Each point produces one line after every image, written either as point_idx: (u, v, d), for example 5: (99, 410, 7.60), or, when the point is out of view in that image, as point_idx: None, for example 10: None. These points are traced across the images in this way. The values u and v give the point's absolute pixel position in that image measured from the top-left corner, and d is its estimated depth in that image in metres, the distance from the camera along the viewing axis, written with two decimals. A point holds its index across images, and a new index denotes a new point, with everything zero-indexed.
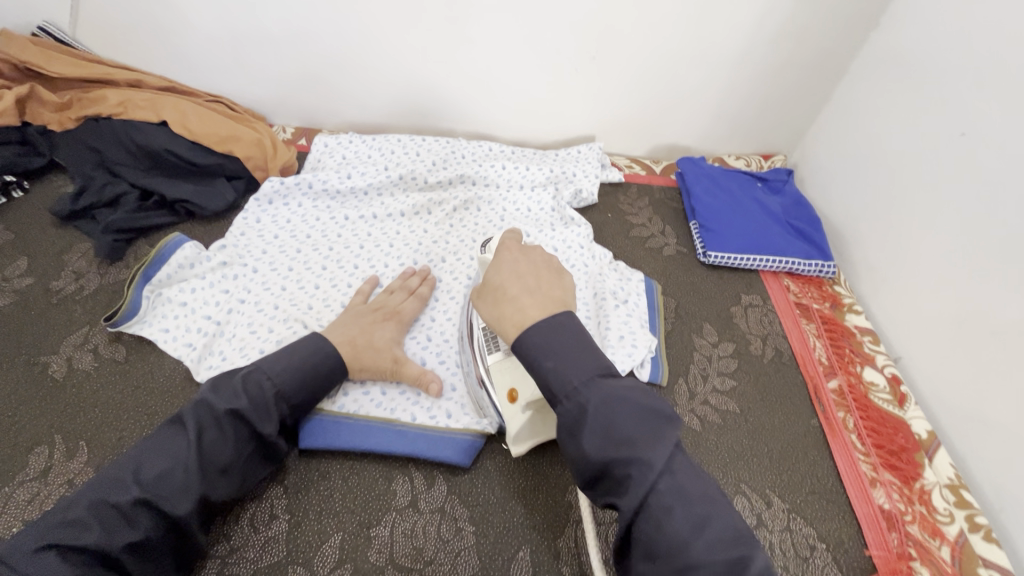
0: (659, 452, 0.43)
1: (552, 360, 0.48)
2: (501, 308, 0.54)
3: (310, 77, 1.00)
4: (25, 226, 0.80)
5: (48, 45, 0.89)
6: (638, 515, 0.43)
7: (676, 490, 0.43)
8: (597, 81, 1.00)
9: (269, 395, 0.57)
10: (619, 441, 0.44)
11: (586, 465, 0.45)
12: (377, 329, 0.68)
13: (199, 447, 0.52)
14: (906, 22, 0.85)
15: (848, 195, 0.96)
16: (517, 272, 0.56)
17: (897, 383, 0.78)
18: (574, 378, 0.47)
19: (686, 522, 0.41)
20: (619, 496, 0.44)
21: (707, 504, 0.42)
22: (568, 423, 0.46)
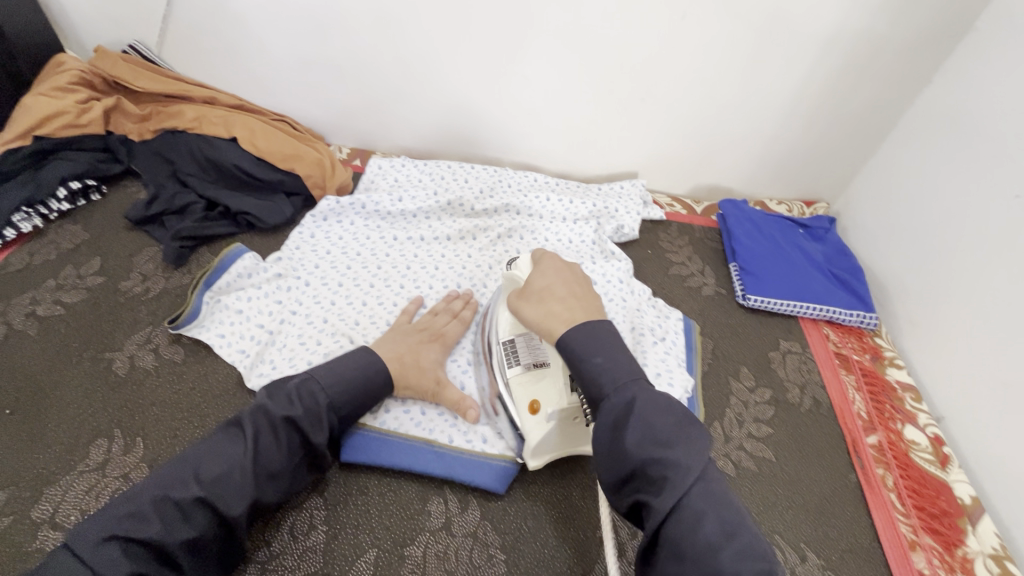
0: (694, 460, 0.45)
1: (601, 355, 0.52)
2: (547, 308, 0.59)
3: (370, 102, 1.05)
4: (100, 227, 0.86)
5: (135, 61, 0.97)
6: (669, 518, 0.43)
7: (709, 498, 0.44)
8: (645, 120, 1.03)
9: (322, 404, 0.59)
10: (658, 444, 0.45)
11: (621, 464, 0.46)
12: (424, 348, 0.71)
13: (256, 451, 0.54)
14: (959, 80, 0.86)
15: (894, 248, 0.95)
16: (560, 271, 0.63)
17: (938, 444, 0.76)
18: (619, 377, 0.50)
19: (718, 528, 0.42)
20: (652, 495, 0.44)
21: (735, 515, 0.43)
22: (612, 420, 0.48)
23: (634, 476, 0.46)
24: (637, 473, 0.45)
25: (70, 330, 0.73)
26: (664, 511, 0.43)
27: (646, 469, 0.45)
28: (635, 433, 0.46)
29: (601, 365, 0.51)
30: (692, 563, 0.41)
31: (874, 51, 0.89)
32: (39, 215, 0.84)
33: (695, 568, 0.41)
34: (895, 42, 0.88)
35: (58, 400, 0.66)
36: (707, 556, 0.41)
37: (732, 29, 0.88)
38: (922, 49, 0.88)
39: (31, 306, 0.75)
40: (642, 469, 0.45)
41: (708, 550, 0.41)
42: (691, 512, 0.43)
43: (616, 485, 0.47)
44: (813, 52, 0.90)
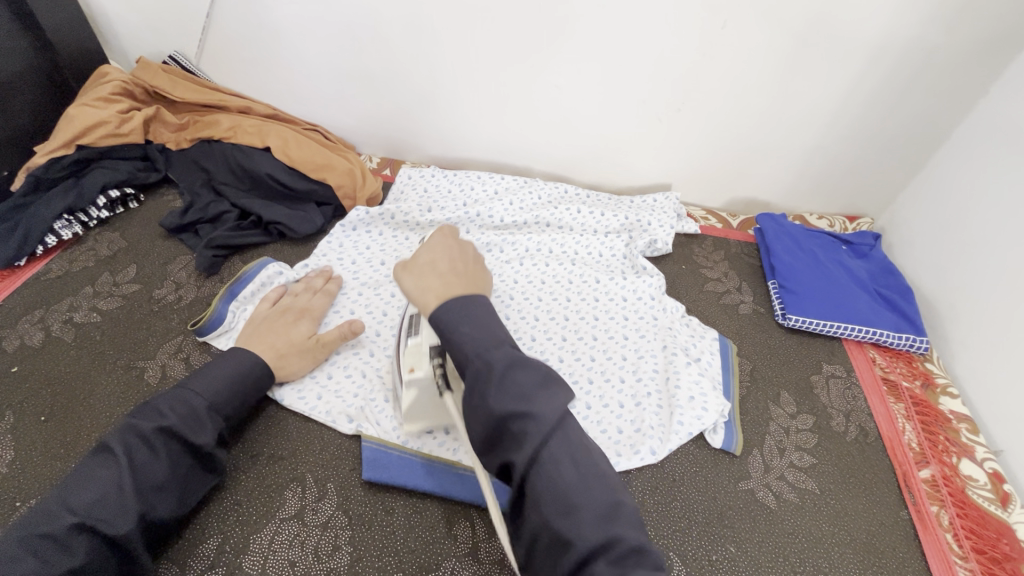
0: (553, 410, 0.44)
1: (468, 325, 0.50)
2: (425, 278, 0.57)
3: (399, 111, 1.05)
4: (137, 235, 0.87)
5: (175, 72, 0.99)
6: (531, 470, 0.42)
7: (567, 445, 0.44)
8: (678, 131, 1.00)
9: (199, 407, 0.58)
10: (519, 399, 0.44)
11: (485, 423, 0.44)
12: (293, 329, 0.71)
13: (133, 469, 0.52)
14: (1018, 89, 0.81)
15: (945, 269, 0.90)
16: (448, 244, 0.62)
17: (999, 481, 0.70)
18: (484, 342, 0.48)
19: (572, 468, 0.42)
20: (513, 452, 0.43)
21: (593, 461, 0.44)
22: (475, 384, 0.46)
23: (497, 435, 0.44)
24: (497, 429, 0.44)
25: (105, 337, 0.74)
26: (525, 467, 0.42)
27: (508, 424, 0.44)
28: (496, 389, 0.45)
29: (466, 334, 0.49)
30: (552, 506, 0.41)
31: (922, 60, 0.85)
32: (79, 222, 0.85)
33: (555, 511, 0.41)
34: (946, 51, 0.83)
35: (91, 407, 0.67)
36: (565, 502, 0.41)
37: (767, 37, 0.85)
38: (977, 59, 0.83)
39: (68, 313, 0.76)
40: (502, 427, 0.44)
41: (564, 493, 0.41)
42: (551, 461, 0.42)
43: (481, 443, 0.46)
44: (859, 63, 0.86)
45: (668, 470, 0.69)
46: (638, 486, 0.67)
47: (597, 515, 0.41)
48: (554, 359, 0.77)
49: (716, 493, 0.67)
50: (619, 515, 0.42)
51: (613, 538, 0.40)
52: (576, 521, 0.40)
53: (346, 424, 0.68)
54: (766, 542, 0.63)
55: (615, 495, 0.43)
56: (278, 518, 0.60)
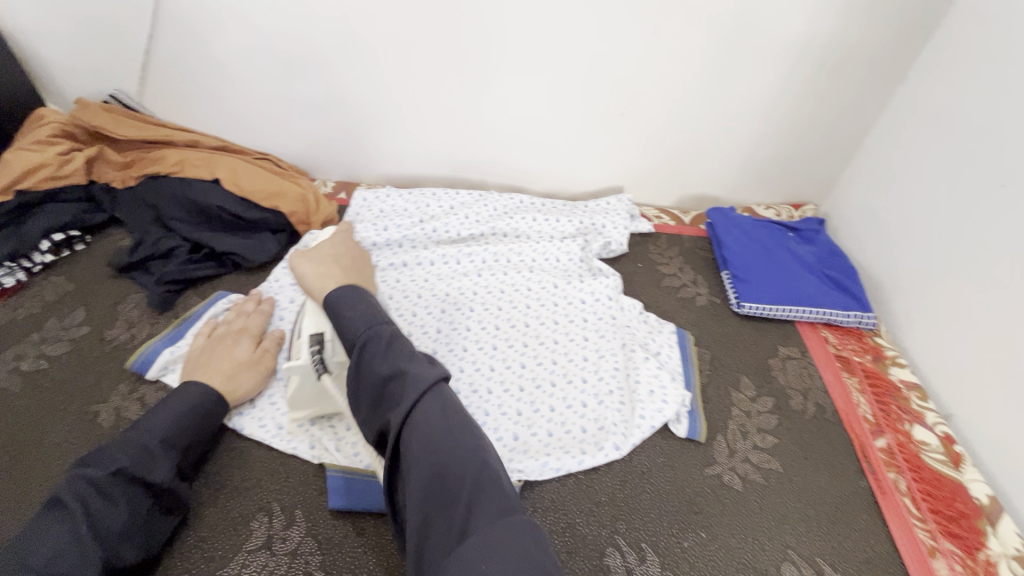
0: (429, 373, 0.47)
1: (350, 311, 0.55)
2: (325, 267, 0.65)
3: (350, 134, 1.06)
4: (85, 277, 0.85)
5: (118, 111, 0.96)
6: (405, 428, 0.44)
7: (442, 404, 0.46)
8: (625, 134, 1.03)
9: (151, 445, 0.57)
10: (399, 363, 0.48)
11: (370, 384, 0.49)
12: (234, 349, 0.71)
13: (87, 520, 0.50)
14: (933, 74, 0.87)
15: (886, 246, 0.95)
16: (345, 246, 0.71)
17: (950, 443, 0.74)
18: (361, 323, 0.53)
19: (443, 422, 0.44)
20: (391, 411, 0.46)
21: (466, 420, 0.45)
22: (363, 354, 0.50)
23: (379, 398, 0.48)
24: (379, 391, 0.48)
25: (55, 384, 0.72)
26: (397, 426, 0.44)
27: (386, 386, 0.47)
28: (378, 356, 0.49)
29: (358, 311, 0.55)
30: (419, 452, 0.42)
31: (842, 52, 0.90)
32: (23, 268, 0.83)
33: (422, 455, 0.42)
34: (862, 42, 0.89)
35: (41, 458, 0.64)
36: (431, 455, 0.42)
37: (699, 41, 0.89)
38: (892, 47, 0.89)
39: (14, 362, 0.74)
40: (382, 390, 0.47)
41: (430, 443, 0.43)
42: (422, 415, 0.44)
43: (367, 410, 0.49)
44: (787, 58, 0.91)
45: (637, 463, 0.70)
46: (608, 481, 0.67)
47: (462, 461, 0.42)
48: (516, 365, 0.78)
49: (685, 480, 0.68)
50: (482, 462, 0.43)
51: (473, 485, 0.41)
52: (441, 465, 0.42)
53: (308, 450, 0.67)
54: (736, 524, 0.65)
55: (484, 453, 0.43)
56: (245, 550, 0.58)
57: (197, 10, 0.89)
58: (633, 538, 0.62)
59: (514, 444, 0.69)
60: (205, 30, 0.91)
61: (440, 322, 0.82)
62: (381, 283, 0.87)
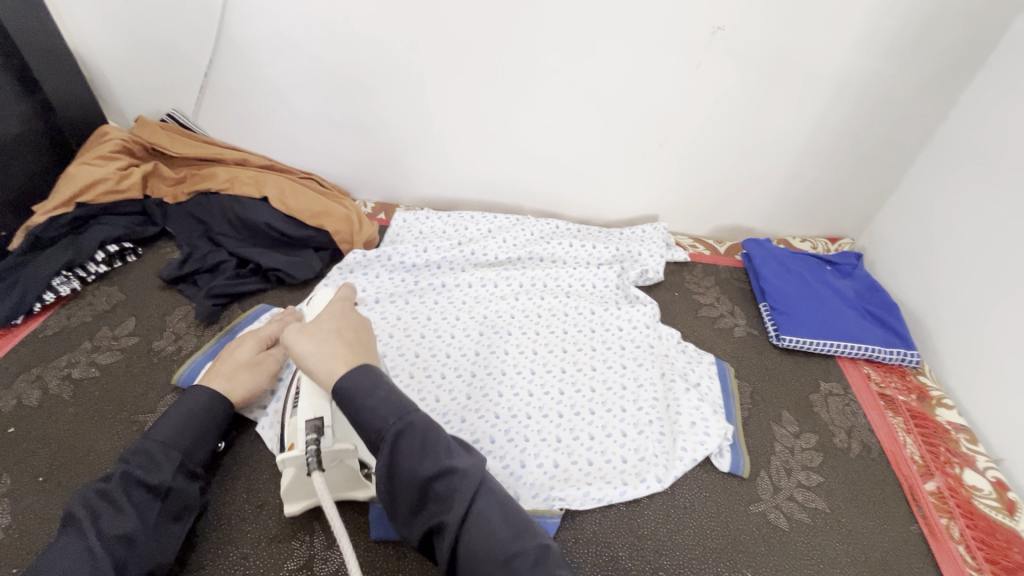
0: (473, 468, 0.48)
1: (372, 399, 0.50)
2: (329, 347, 0.55)
3: (392, 157, 1.09)
4: (135, 288, 0.88)
5: (174, 129, 1.01)
6: (461, 530, 0.45)
7: (491, 499, 0.48)
8: (662, 164, 1.05)
9: (155, 449, 0.57)
10: (445, 460, 0.47)
11: (411, 487, 0.47)
12: (238, 352, 0.70)
13: (98, 530, 0.50)
14: (977, 113, 0.87)
15: (928, 284, 0.93)
16: (346, 313, 0.62)
17: (1003, 489, 0.71)
18: (389, 413, 0.49)
19: (501, 520, 0.46)
20: (442, 512, 0.46)
21: (513, 511, 0.48)
22: (398, 455, 0.48)
23: (425, 501, 0.47)
24: (423, 493, 0.47)
25: (104, 393, 0.73)
26: (454, 526, 0.45)
27: (433, 487, 0.47)
28: (418, 454, 0.47)
29: (380, 399, 0.50)
30: (482, 553, 0.44)
31: (884, 89, 0.91)
32: (77, 277, 0.86)
33: (486, 556, 0.44)
34: (905, 81, 0.89)
35: (90, 465, 0.65)
36: (496, 557, 0.44)
37: (742, 76, 0.90)
38: (936, 86, 0.89)
39: (66, 369, 0.76)
40: (429, 491, 0.47)
41: (490, 547, 0.45)
42: (479, 514, 0.46)
43: (407, 514, 0.48)
44: (827, 94, 0.92)
45: (678, 497, 0.68)
46: (649, 515, 0.66)
47: (524, 558, 0.45)
48: (555, 391, 0.78)
49: (729, 517, 0.67)
50: (541, 555, 0.46)
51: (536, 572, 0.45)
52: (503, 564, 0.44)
53: None
54: (782, 566, 0.63)
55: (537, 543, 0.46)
56: (287, 570, 0.58)
57: (255, 37, 0.93)
58: None
59: (554, 471, 0.69)
60: (261, 55, 0.95)
61: (478, 345, 0.83)
62: (421, 304, 0.89)
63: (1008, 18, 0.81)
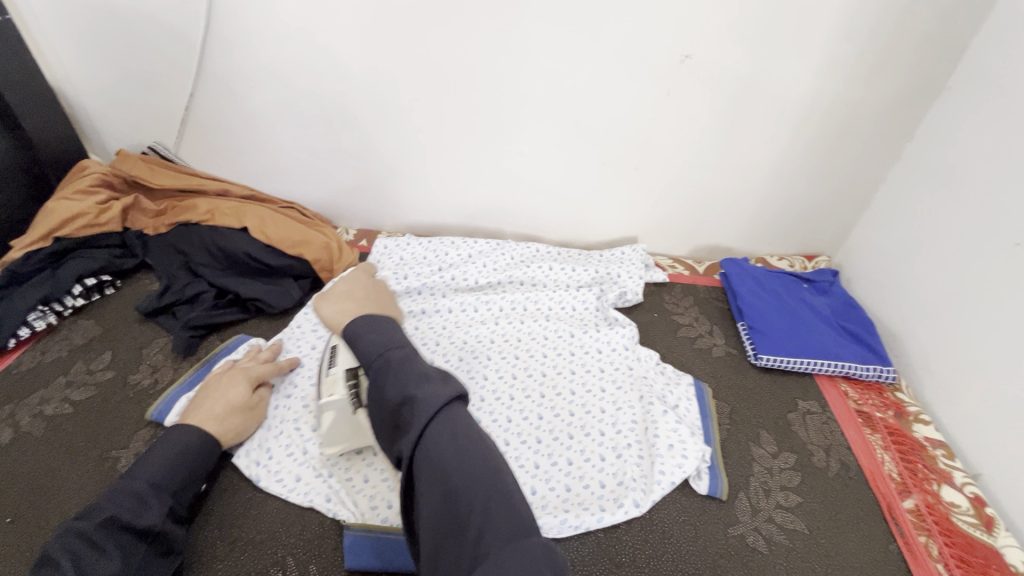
0: (441, 392, 0.45)
1: (366, 334, 0.53)
2: (346, 305, 0.62)
3: (374, 185, 1.10)
4: (113, 321, 0.87)
5: (154, 161, 1.02)
6: (417, 453, 0.43)
7: (452, 423, 0.44)
8: (638, 188, 1.07)
9: (143, 490, 0.56)
10: (411, 388, 0.46)
11: (385, 411, 0.47)
12: (228, 391, 0.70)
13: (81, 572, 0.48)
14: (939, 134, 0.89)
15: (900, 300, 0.95)
16: (364, 279, 0.68)
17: (980, 505, 0.72)
18: (381, 347, 0.51)
19: (455, 447, 0.42)
20: (404, 437, 0.44)
21: (477, 441, 0.43)
22: (377, 380, 0.49)
23: (394, 423, 0.46)
24: (396, 418, 0.46)
25: (77, 429, 0.72)
26: (408, 453, 0.43)
27: (399, 411, 0.45)
28: (390, 380, 0.47)
29: (369, 338, 0.52)
30: (431, 479, 0.41)
31: (850, 111, 0.93)
32: (54, 312, 0.86)
33: (433, 483, 0.41)
34: (870, 104, 0.92)
35: (59, 504, 0.64)
36: (442, 483, 0.41)
37: (712, 101, 0.93)
38: (899, 108, 0.92)
39: (39, 406, 0.75)
40: (397, 414, 0.46)
41: (441, 469, 0.41)
42: (434, 438, 0.43)
43: (388, 437, 0.47)
44: (795, 117, 0.94)
45: (657, 522, 0.68)
46: (628, 541, 0.66)
47: (473, 488, 0.40)
48: (534, 416, 0.78)
49: (708, 541, 0.67)
50: (497, 490, 0.40)
51: (483, 504, 0.39)
52: (454, 493, 0.40)
53: (324, 503, 0.66)
54: None
55: (498, 478, 0.41)
56: None
57: (236, 70, 0.95)
58: None
59: (533, 498, 0.69)
60: (241, 88, 0.97)
61: (457, 371, 0.83)
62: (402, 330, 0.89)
63: (963, 43, 0.85)
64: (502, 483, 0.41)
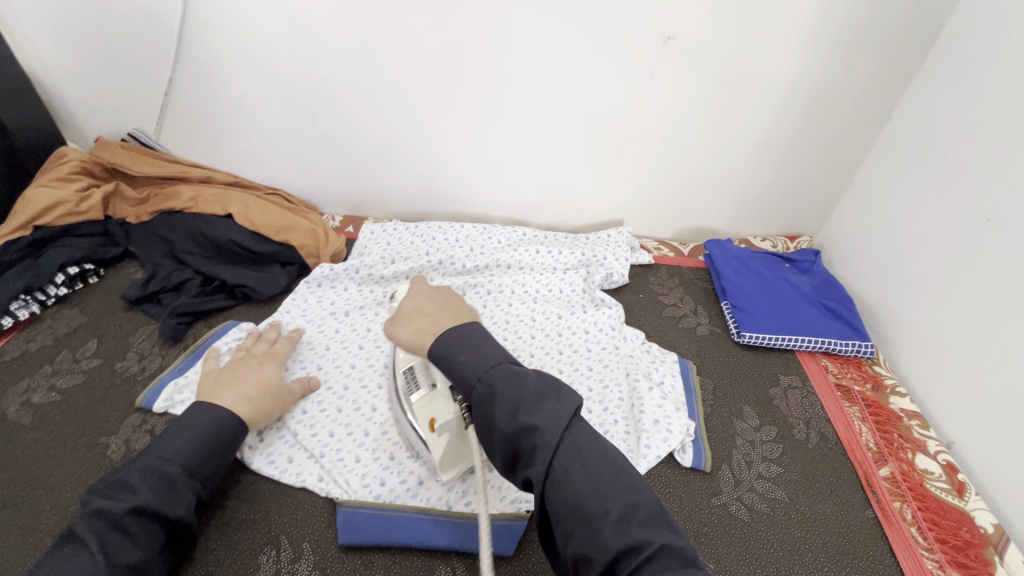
0: (559, 419, 0.45)
1: (463, 354, 0.51)
2: (417, 322, 0.61)
3: (360, 171, 1.10)
4: (97, 310, 0.87)
5: (135, 148, 1.00)
6: (548, 484, 0.43)
7: (577, 452, 0.44)
8: (624, 171, 1.07)
9: (175, 476, 0.56)
10: (524, 414, 0.45)
11: (500, 440, 0.46)
12: (261, 373, 0.70)
13: (108, 558, 0.49)
14: (916, 114, 0.91)
15: (879, 277, 0.97)
16: (426, 292, 0.66)
17: (953, 471, 0.75)
18: (483, 365, 0.50)
19: (586, 478, 0.43)
20: (529, 468, 0.44)
21: (607, 467, 0.44)
22: (482, 404, 0.48)
23: (515, 454, 0.45)
24: (513, 447, 0.45)
25: (64, 417, 0.72)
26: (540, 481, 0.43)
27: (519, 442, 0.45)
28: (502, 408, 0.46)
29: (466, 360, 0.51)
30: (570, 513, 0.42)
31: (830, 92, 0.95)
32: (37, 300, 0.85)
33: (574, 519, 0.41)
34: (850, 85, 0.93)
35: (50, 490, 0.65)
36: (582, 519, 0.41)
37: (696, 83, 0.94)
38: (877, 88, 0.94)
39: (25, 395, 0.74)
40: (516, 444, 0.45)
41: (578, 503, 0.42)
42: (563, 470, 0.43)
43: (505, 463, 0.47)
44: (777, 98, 0.96)
45: None
46: None
47: (614, 522, 0.41)
48: None
49: (692, 511, 0.69)
50: (641, 520, 0.41)
51: (628, 538, 0.40)
52: (596, 526, 0.40)
53: (316, 483, 0.67)
54: (744, 555, 0.65)
55: (633, 499, 0.42)
56: None
57: (216, 55, 0.93)
58: None
59: None
60: (222, 73, 0.96)
61: None
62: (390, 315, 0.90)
63: (940, 23, 0.86)
64: (635, 501, 0.42)
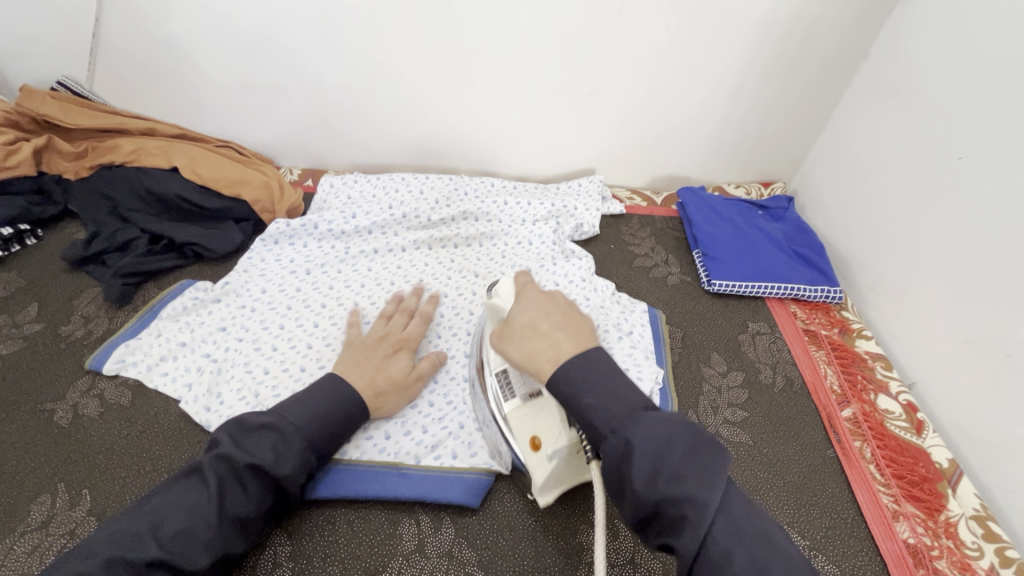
0: (713, 490, 0.40)
1: (593, 396, 0.47)
2: (532, 341, 0.54)
3: (315, 121, 1.03)
4: (38, 272, 0.82)
5: (66, 97, 0.92)
6: (699, 561, 0.39)
7: (733, 527, 0.40)
8: (594, 117, 1.03)
9: (295, 446, 0.55)
10: (670, 482, 0.40)
11: (635, 505, 0.42)
12: (392, 362, 0.68)
13: (220, 505, 0.50)
14: (894, 49, 0.87)
15: (850, 222, 0.96)
16: (539, 297, 0.58)
17: (912, 411, 0.76)
18: (619, 414, 0.45)
19: (748, 560, 0.38)
20: (674, 538, 0.40)
21: (768, 545, 0.39)
22: (615, 459, 0.43)
23: (653, 518, 0.41)
24: (652, 514, 0.41)
25: (6, 383, 0.69)
26: (690, 551, 0.39)
27: (662, 510, 0.40)
28: (642, 472, 0.41)
29: (593, 406, 0.46)
30: None
31: (807, 28, 0.90)
32: None
33: None
34: (828, 21, 0.89)
35: None
36: None
37: (668, 19, 0.88)
38: (855, 22, 0.89)
39: None
40: (657, 511, 0.41)
41: None
42: (721, 552, 0.38)
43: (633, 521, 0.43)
44: (752, 35, 0.91)
45: None
46: None
47: None
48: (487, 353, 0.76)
49: None
50: None
51: None
52: None
53: None
54: None
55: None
56: None
57: None
58: (605, 515, 0.63)
59: None
60: (153, 11, 0.87)
61: None
62: (353, 271, 0.86)
63: None
64: None
